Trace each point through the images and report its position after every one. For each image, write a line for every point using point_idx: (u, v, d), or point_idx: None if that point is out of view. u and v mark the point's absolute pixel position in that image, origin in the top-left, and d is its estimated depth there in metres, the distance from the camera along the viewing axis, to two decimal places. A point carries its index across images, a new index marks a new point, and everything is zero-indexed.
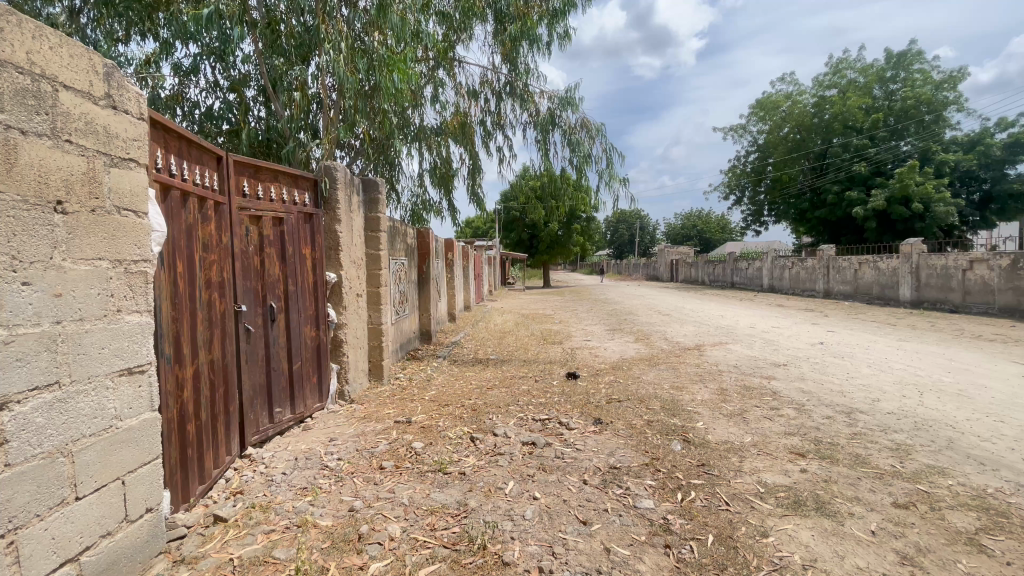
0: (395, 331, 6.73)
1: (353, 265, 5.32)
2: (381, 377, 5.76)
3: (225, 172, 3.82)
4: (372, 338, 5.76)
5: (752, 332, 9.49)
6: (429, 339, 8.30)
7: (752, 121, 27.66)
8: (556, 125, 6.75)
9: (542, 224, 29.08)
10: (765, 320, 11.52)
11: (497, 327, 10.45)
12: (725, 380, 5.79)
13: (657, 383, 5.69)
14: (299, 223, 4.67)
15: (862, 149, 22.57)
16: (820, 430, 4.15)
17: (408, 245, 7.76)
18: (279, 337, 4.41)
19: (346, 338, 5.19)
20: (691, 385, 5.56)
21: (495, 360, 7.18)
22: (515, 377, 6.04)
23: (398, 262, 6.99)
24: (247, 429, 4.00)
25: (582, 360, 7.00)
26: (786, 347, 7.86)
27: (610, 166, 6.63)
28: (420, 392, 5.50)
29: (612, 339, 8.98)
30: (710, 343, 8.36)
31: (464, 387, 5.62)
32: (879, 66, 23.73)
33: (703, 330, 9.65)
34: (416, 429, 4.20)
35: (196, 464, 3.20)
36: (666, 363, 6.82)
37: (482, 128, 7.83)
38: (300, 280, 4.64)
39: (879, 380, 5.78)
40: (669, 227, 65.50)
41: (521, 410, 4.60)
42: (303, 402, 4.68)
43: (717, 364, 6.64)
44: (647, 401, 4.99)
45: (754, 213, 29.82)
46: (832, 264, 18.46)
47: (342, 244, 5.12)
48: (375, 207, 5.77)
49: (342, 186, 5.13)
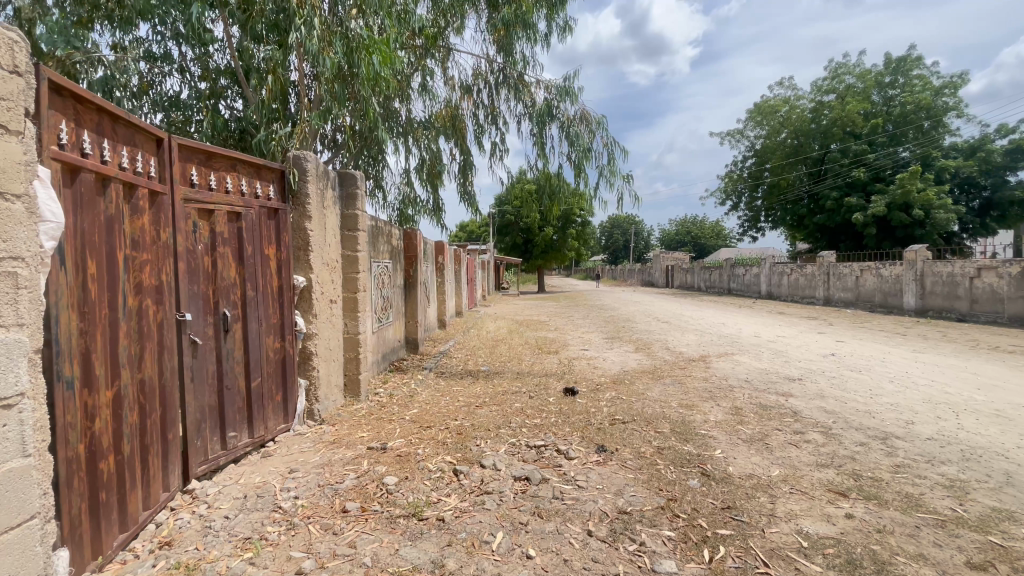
0: (377, 340, 6.15)
1: (325, 268, 4.71)
2: (357, 393, 5.17)
3: (165, 157, 3.24)
4: (348, 350, 5.16)
5: (758, 342, 8.97)
6: (415, 348, 7.71)
7: (750, 126, 27.35)
8: (553, 116, 6.23)
9: (537, 228, 28.61)
10: (769, 328, 11.03)
11: (489, 335, 9.88)
12: (739, 398, 5.24)
13: (664, 401, 5.13)
14: (262, 219, 4.09)
15: (862, 154, 22.18)
16: (856, 462, 3.61)
17: (393, 246, 7.18)
18: (234, 350, 3.82)
19: (316, 351, 4.60)
20: (702, 404, 5.00)
21: (486, 372, 6.61)
22: (507, 393, 5.47)
23: (380, 265, 6.42)
24: (190, 460, 3.42)
25: (580, 373, 6.44)
26: (798, 359, 7.33)
27: (611, 162, 6.10)
28: (400, 410, 4.91)
29: (611, 348, 8.42)
30: (717, 354, 7.84)
31: (450, 404, 5.04)
32: (878, 72, 23.55)
33: (707, 339, 9.11)
34: (391, 459, 3.62)
35: (110, 509, 2.61)
36: (672, 376, 6.27)
37: (474, 122, 7.28)
38: (261, 285, 4.05)
39: (906, 398, 5.26)
40: (663, 233, 65.31)
41: (513, 435, 4.03)
42: (264, 424, 4.09)
43: (727, 378, 6.10)
44: (655, 423, 4.43)
45: (751, 219, 29.48)
46: (832, 271, 18.01)
47: (313, 244, 4.53)
48: (352, 203, 5.13)
49: (313, 179, 4.54)
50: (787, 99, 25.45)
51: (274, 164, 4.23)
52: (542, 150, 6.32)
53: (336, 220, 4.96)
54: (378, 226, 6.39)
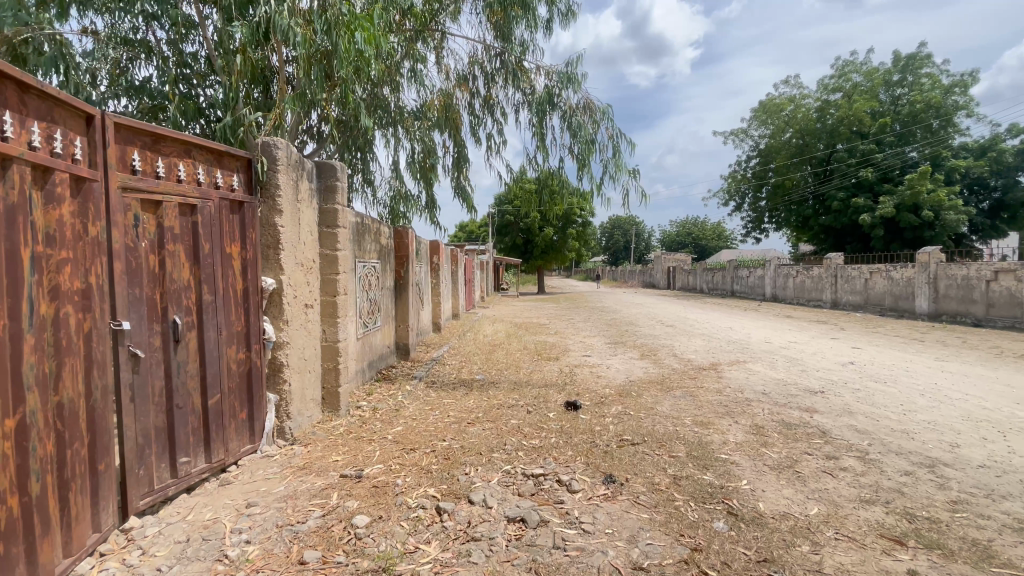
0: (360, 347, 5.62)
1: (298, 269, 4.20)
2: (336, 408, 4.67)
3: (98, 137, 2.75)
4: (326, 359, 4.65)
5: (770, 348, 8.46)
6: (406, 354, 7.20)
7: (754, 125, 26.86)
8: (555, 105, 5.73)
9: (537, 229, 28.12)
10: (780, 333, 10.53)
11: (486, 339, 9.37)
12: (759, 415, 4.73)
13: (677, 417, 4.62)
14: (223, 213, 3.59)
15: (870, 154, 21.64)
16: (905, 498, 3.11)
17: (382, 245, 6.68)
18: (188, 363, 3.32)
19: (288, 362, 4.09)
20: (719, 422, 4.49)
21: (481, 381, 6.10)
22: (503, 407, 4.97)
23: (366, 265, 5.92)
24: (129, 492, 2.92)
25: (582, 384, 5.93)
26: (816, 368, 6.82)
27: (617, 155, 5.60)
28: (383, 428, 4.40)
29: (615, 355, 7.93)
30: (728, 361, 7.34)
31: (439, 421, 4.53)
32: (885, 70, 23.09)
33: (716, 346, 8.60)
34: (365, 491, 3.12)
35: (6, 565, 2.12)
36: (682, 388, 5.76)
37: (469, 112, 6.79)
38: (221, 288, 3.55)
39: (943, 415, 4.77)
40: (664, 234, 64.83)
41: (508, 460, 3.53)
42: (224, 446, 3.59)
43: (742, 391, 5.60)
44: (668, 445, 3.93)
45: (754, 220, 28.99)
46: (840, 273, 17.48)
47: (284, 242, 4.04)
48: (332, 197, 4.61)
49: (284, 170, 4.04)
50: (793, 97, 24.91)
51: (239, 151, 3.74)
52: (542, 142, 5.82)
53: (312, 216, 4.45)
54: (365, 223, 5.89)
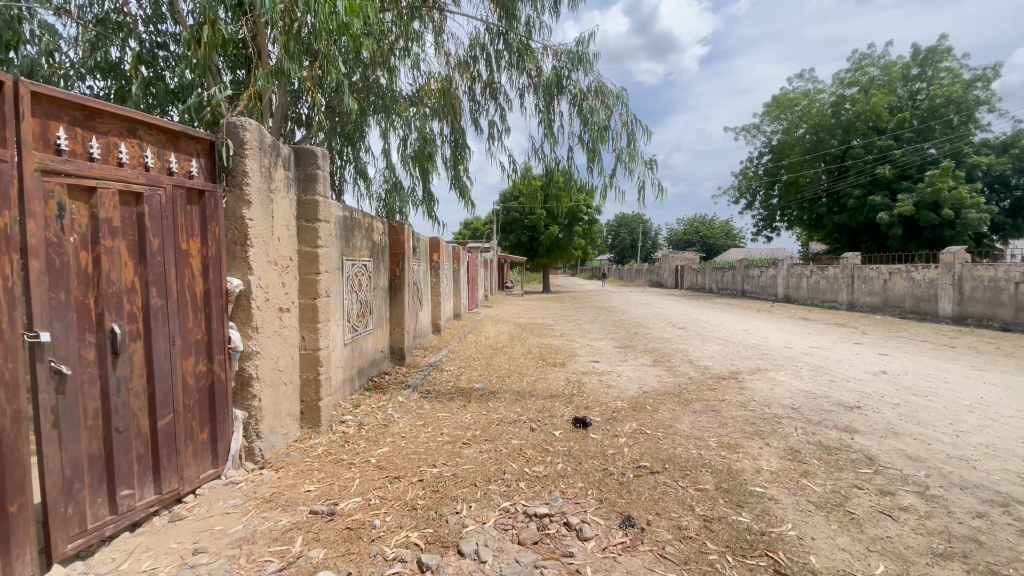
0: (347, 353, 5.12)
1: (269, 268, 3.69)
2: (317, 424, 4.16)
3: (8, 107, 2.26)
4: (306, 369, 4.14)
5: (793, 355, 7.88)
6: (401, 359, 6.69)
7: (766, 121, 26.13)
8: (564, 89, 5.17)
9: (542, 226, 27.55)
10: (799, 337, 9.93)
11: (488, 342, 8.85)
12: (793, 436, 4.18)
13: (700, 438, 4.08)
14: (179, 203, 3.09)
15: (888, 150, 20.89)
16: (986, 551, 2.57)
17: (375, 243, 6.15)
18: (131, 379, 2.83)
19: (258, 374, 3.60)
20: (748, 445, 3.95)
21: (481, 390, 5.57)
22: (504, 423, 4.44)
23: (356, 264, 5.40)
24: (50, 537, 2.43)
25: (591, 395, 5.40)
26: (846, 379, 6.24)
27: (632, 143, 5.05)
28: (367, 448, 3.88)
29: (626, 361, 7.38)
30: (749, 369, 6.77)
31: (430, 440, 4.00)
32: (904, 64, 22.32)
33: (733, 352, 8.03)
34: (336, 536, 2.61)
35: None
36: (702, 401, 5.22)
37: (470, 97, 6.23)
38: (174, 291, 3.06)
39: (1002, 438, 4.20)
40: (672, 232, 64.03)
41: (507, 495, 3.00)
42: (178, 474, 3.10)
43: (770, 405, 5.04)
44: (694, 474, 3.40)
45: (766, 218, 28.27)
46: (857, 273, 16.82)
47: (254, 237, 3.53)
48: (312, 187, 4.08)
49: (253, 155, 3.52)
50: (807, 92, 24.16)
51: (200, 132, 3.24)
52: (549, 129, 5.26)
53: (288, 208, 3.93)
54: (354, 218, 5.36)
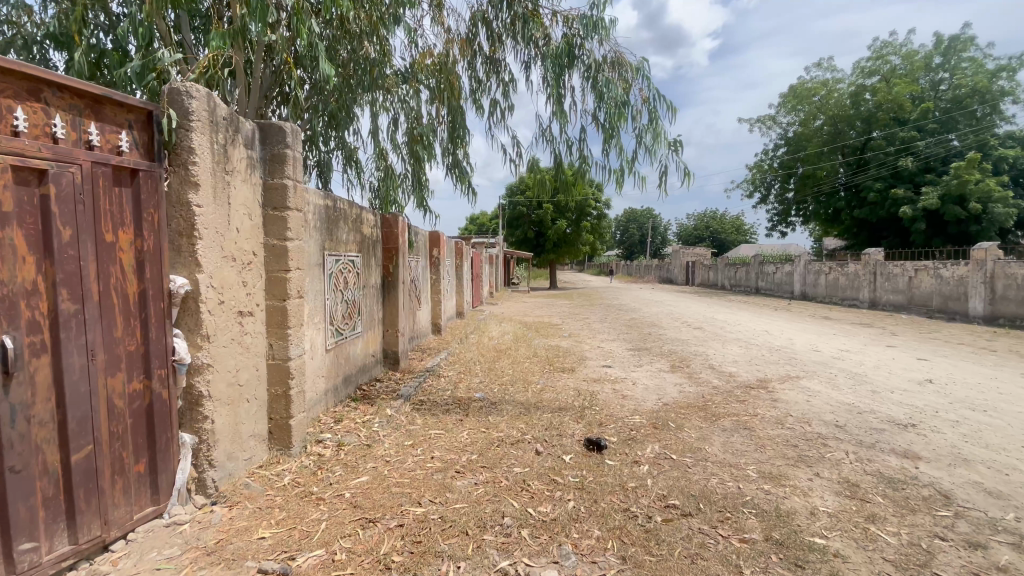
0: (328, 360, 4.53)
1: (224, 264, 3.10)
2: (287, 446, 3.58)
3: None
4: (274, 382, 3.56)
5: (823, 360, 7.20)
6: (395, 364, 6.10)
7: (781, 113, 25.25)
8: (576, 59, 4.54)
9: (549, 222, 26.91)
10: (826, 338, 9.23)
11: (491, 344, 8.25)
12: (845, 465, 3.54)
13: (736, 467, 3.45)
14: (101, 185, 2.50)
15: (911, 141, 19.96)
16: None
17: (366, 236, 5.55)
18: (34, 403, 2.25)
19: (210, 392, 3.02)
20: (795, 477, 3.32)
21: (480, 401, 4.97)
22: (505, 443, 3.83)
23: (340, 259, 4.80)
24: None
25: (605, 408, 4.78)
26: (890, 389, 5.58)
27: (654, 121, 4.41)
28: (342, 477, 3.29)
29: (641, 366, 6.75)
30: (778, 377, 6.13)
31: (417, 466, 3.40)
32: (927, 52, 21.37)
33: (758, 356, 7.37)
34: None
35: None
36: (732, 417, 4.59)
37: (471, 72, 5.42)
38: (95, 293, 2.48)
39: None
40: (681, 228, 63.03)
41: (504, 551, 2.40)
42: (104, 517, 2.52)
43: (810, 423, 4.40)
44: (734, 517, 2.78)
45: (780, 213, 27.42)
46: (880, 270, 16.02)
47: (204, 227, 2.94)
48: (279, 168, 3.49)
49: (200, 128, 2.92)
50: (825, 81, 23.22)
51: (132, 99, 2.65)
52: (558, 106, 4.62)
53: (249, 193, 3.33)
54: (338, 208, 4.76)
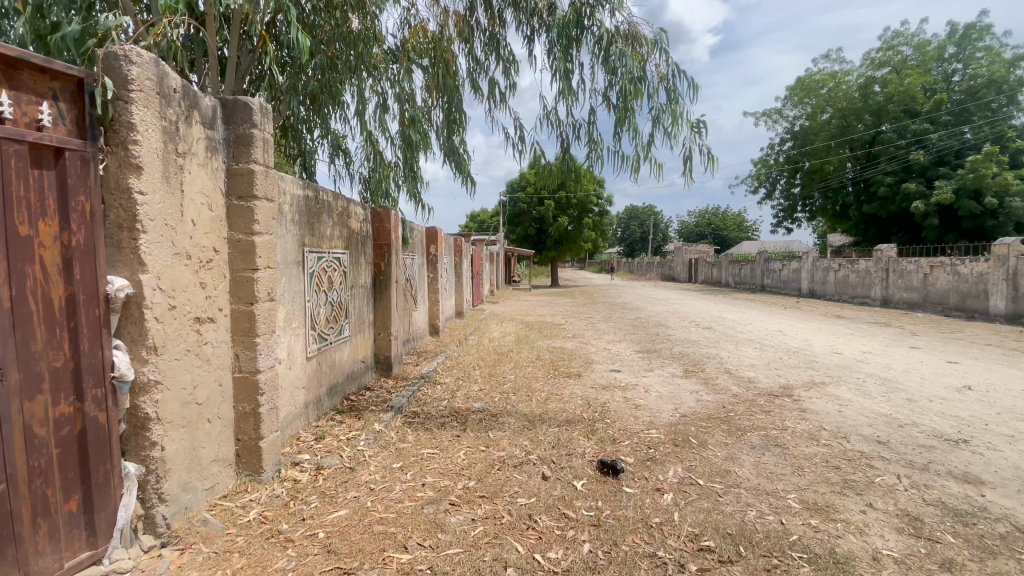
0: (309, 369, 4.07)
1: (176, 263, 2.62)
2: (256, 472, 3.11)
3: None
4: (241, 398, 3.08)
5: (847, 363, 6.72)
6: (387, 370, 5.62)
7: (788, 106, 24.71)
8: (585, 31, 4.06)
9: (550, 218, 26.41)
10: (845, 339, 8.75)
11: (492, 346, 7.79)
12: (899, 494, 3.08)
13: (775, 496, 2.98)
14: (13, 164, 2.03)
15: (923, 135, 19.40)
16: None
17: (355, 231, 5.08)
18: None
19: (159, 414, 2.55)
20: (845, 509, 2.85)
21: (479, 412, 4.50)
22: (507, 465, 3.37)
23: (324, 256, 4.32)
24: None
25: (617, 421, 4.31)
26: (927, 398, 5.10)
27: (673, 98, 3.95)
28: (317, 510, 2.83)
29: (652, 370, 6.28)
30: (802, 383, 5.65)
31: (405, 497, 2.93)
32: (939, 43, 20.81)
33: (776, 359, 6.89)
34: None
35: None
36: (760, 431, 4.12)
37: (467, 50, 4.93)
38: (5, 299, 2.00)
39: None
40: (683, 225, 62.50)
41: None
42: (21, 572, 2.05)
43: (849, 439, 3.93)
44: (784, 566, 2.30)
45: (786, 209, 26.91)
46: (893, 267, 15.54)
47: (149, 218, 2.47)
48: (245, 151, 3.00)
49: (142, 99, 2.44)
50: (833, 73, 22.68)
51: (57, 64, 2.19)
52: (566, 83, 4.14)
53: (208, 179, 2.85)
54: (321, 199, 4.29)
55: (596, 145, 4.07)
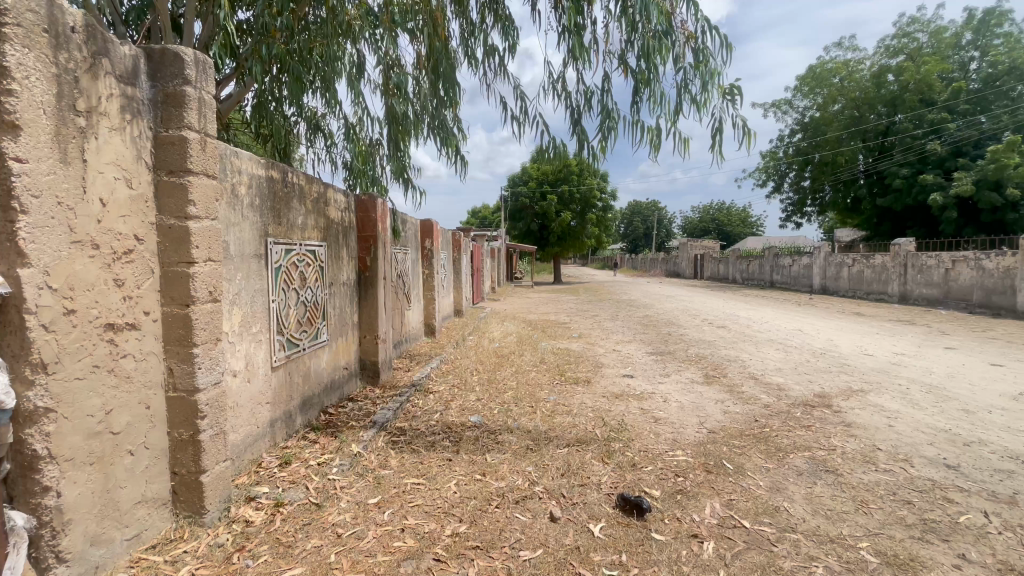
0: (274, 382, 3.46)
1: (76, 254, 2.02)
2: (196, 513, 2.51)
3: None
4: (176, 423, 2.48)
5: (882, 367, 6.09)
6: (373, 377, 5.02)
7: (797, 97, 23.97)
8: None
9: (553, 213, 25.76)
10: (871, 339, 8.12)
11: (492, 347, 7.19)
12: (996, 540, 2.47)
13: (844, 548, 2.37)
14: None
15: (941, 124, 18.65)
16: None
17: (334, 221, 4.47)
18: None
19: (52, 451, 1.93)
20: (937, 565, 2.25)
21: (475, 429, 3.90)
22: (508, 500, 2.78)
23: (294, 249, 3.72)
24: None
25: (636, 439, 3.71)
26: (985, 409, 4.49)
27: (705, 59, 3.32)
28: (267, 568, 2.23)
29: (669, 376, 5.68)
30: (839, 391, 5.04)
31: (379, 549, 2.34)
32: (956, 30, 20.03)
33: (804, 362, 6.27)
34: None
35: None
36: (803, 454, 3.52)
37: (460, 12, 4.26)
38: None
39: None
40: (687, 221, 61.74)
41: None
42: None
43: (912, 464, 3.32)
44: None
45: (795, 203, 26.21)
46: (912, 262, 14.87)
47: (32, 196, 1.85)
48: (177, 114, 2.39)
49: (22, 36, 1.81)
50: (845, 62, 21.91)
51: None
52: (577, 42, 3.52)
53: (125, 149, 2.24)
54: (289, 182, 3.68)
55: (612, 116, 3.46)
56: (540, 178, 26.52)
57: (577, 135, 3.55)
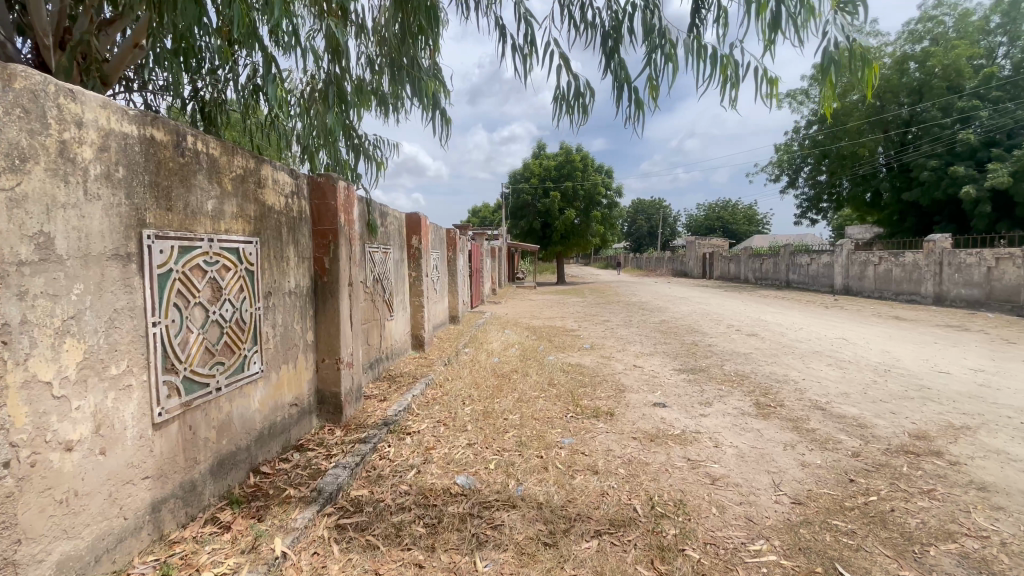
0: (157, 447, 2.31)
1: None
2: None
3: None
4: None
5: (972, 391, 4.91)
6: (333, 412, 3.87)
7: (813, 87, 22.74)
8: None
9: (556, 211, 24.54)
10: (935, 350, 6.91)
11: (490, 364, 6.04)
12: None
13: None
14: None
15: (972, 112, 17.23)
16: None
17: (274, 211, 3.31)
18: None
19: None
20: None
21: (461, 500, 2.76)
22: None
23: (198, 246, 2.57)
24: None
25: (694, 519, 2.57)
26: None
27: None
28: None
29: (712, 405, 4.52)
30: (939, 430, 3.87)
31: None
32: (985, 12, 18.62)
33: (873, 385, 5.10)
34: None
35: None
36: (949, 549, 2.36)
37: None
38: None
39: None
40: (692, 220, 60.43)
41: None
42: None
43: None
44: None
45: (811, 198, 24.99)
46: (948, 260, 13.64)
47: None
48: None
49: None
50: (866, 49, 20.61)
51: None
52: None
53: None
54: (189, 151, 2.53)
55: (667, 38, 2.28)
56: (542, 175, 25.37)
57: (614, 72, 2.36)
